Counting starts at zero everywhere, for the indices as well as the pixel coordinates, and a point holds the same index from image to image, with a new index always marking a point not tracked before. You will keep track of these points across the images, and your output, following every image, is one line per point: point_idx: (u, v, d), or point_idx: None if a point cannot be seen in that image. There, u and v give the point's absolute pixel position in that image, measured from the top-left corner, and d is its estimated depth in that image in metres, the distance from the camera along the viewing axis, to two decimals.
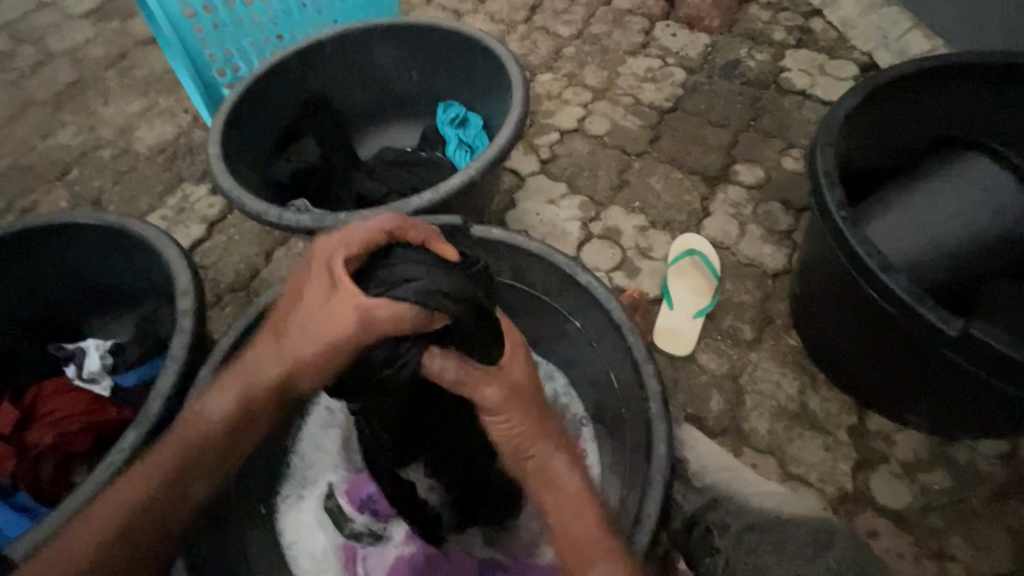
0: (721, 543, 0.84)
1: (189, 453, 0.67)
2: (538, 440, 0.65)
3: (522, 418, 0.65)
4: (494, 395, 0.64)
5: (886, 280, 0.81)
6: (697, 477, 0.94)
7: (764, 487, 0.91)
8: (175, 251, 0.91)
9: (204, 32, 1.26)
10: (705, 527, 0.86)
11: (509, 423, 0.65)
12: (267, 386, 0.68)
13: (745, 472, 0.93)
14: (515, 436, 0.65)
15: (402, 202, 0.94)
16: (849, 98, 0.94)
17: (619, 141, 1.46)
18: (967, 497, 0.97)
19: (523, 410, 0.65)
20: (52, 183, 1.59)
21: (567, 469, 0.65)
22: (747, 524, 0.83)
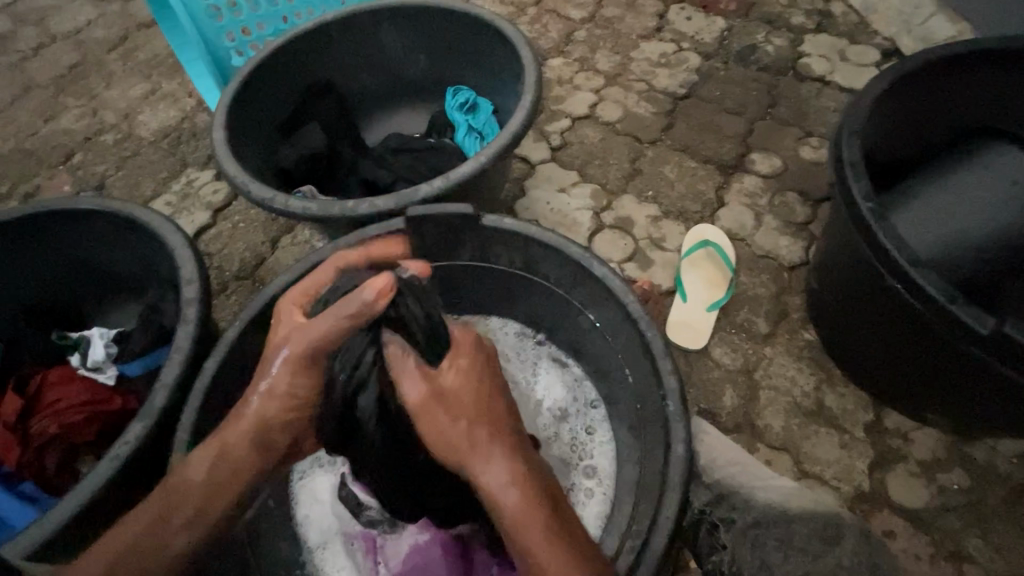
0: (726, 538, 0.86)
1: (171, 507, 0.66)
2: (469, 452, 0.62)
3: (447, 421, 0.63)
4: (418, 394, 0.64)
5: (916, 277, 0.78)
6: (706, 473, 0.94)
7: (772, 481, 0.91)
8: (180, 239, 0.89)
9: (222, 19, 1.25)
10: (712, 523, 0.88)
11: (434, 429, 0.63)
12: (247, 432, 0.67)
13: (757, 467, 0.93)
14: (443, 443, 0.63)
15: (411, 190, 0.92)
16: (876, 85, 0.90)
17: (632, 129, 1.42)
18: (986, 497, 0.95)
19: (448, 413, 0.63)
20: (55, 167, 1.57)
21: (500, 477, 0.61)
22: (754, 520, 0.86)
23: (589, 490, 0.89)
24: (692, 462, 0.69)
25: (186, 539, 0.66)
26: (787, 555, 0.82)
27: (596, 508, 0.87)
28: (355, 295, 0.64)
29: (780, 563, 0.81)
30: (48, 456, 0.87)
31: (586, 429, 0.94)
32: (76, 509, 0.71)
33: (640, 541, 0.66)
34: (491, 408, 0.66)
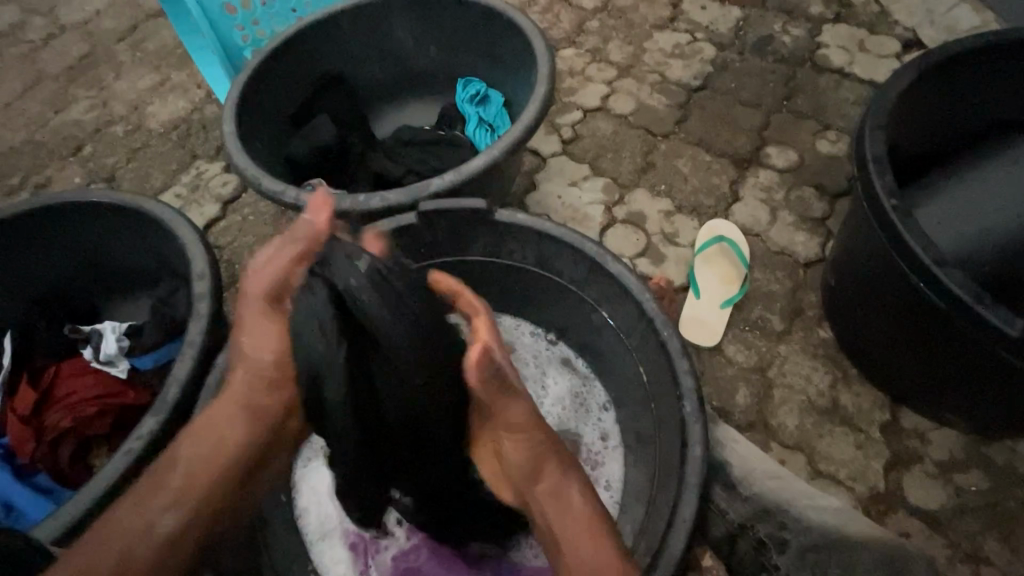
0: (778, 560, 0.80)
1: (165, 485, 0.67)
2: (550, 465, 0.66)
3: (541, 437, 0.66)
4: (522, 408, 0.65)
5: (941, 276, 0.77)
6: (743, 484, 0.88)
7: (818, 501, 0.86)
8: (192, 232, 0.89)
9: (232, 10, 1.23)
10: (757, 539, 0.83)
11: (521, 440, 0.66)
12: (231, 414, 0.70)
13: (796, 482, 0.88)
14: (524, 452, 0.66)
15: (422, 184, 0.90)
16: (901, 78, 0.88)
17: (644, 121, 1.40)
18: (1005, 499, 0.93)
19: (544, 432, 0.66)
20: (66, 159, 1.57)
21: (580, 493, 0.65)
22: (811, 543, 0.81)
23: (598, 495, 0.87)
24: (709, 463, 0.69)
25: (174, 517, 0.66)
26: None
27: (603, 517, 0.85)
28: (299, 216, 0.65)
29: None
30: (61, 448, 0.87)
31: (597, 433, 0.92)
32: (91, 502, 0.71)
33: (655, 543, 0.65)
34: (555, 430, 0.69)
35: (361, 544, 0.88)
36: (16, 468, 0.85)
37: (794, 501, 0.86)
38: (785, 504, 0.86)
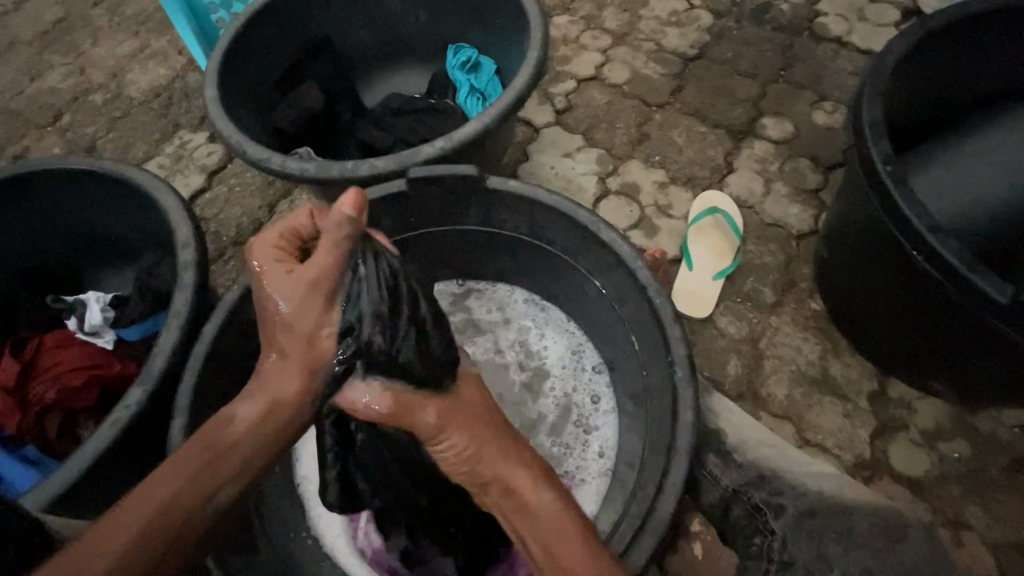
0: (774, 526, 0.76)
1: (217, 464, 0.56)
2: (494, 462, 0.60)
3: (463, 435, 0.61)
4: (433, 413, 0.61)
5: (935, 243, 0.76)
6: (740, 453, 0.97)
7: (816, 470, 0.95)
8: (175, 201, 0.86)
9: None
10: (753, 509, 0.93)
11: (451, 444, 0.61)
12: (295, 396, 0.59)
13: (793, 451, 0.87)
14: (461, 459, 0.61)
15: (412, 151, 0.88)
16: (901, 42, 0.86)
17: (639, 91, 1.37)
18: (987, 467, 0.95)
19: (466, 427, 0.61)
20: (44, 128, 1.52)
21: (536, 486, 0.59)
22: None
23: (592, 459, 0.88)
24: (700, 429, 0.69)
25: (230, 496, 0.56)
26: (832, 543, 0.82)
27: (596, 481, 0.86)
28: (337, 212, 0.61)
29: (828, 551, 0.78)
30: (48, 419, 0.85)
31: (591, 396, 0.93)
32: (81, 470, 0.71)
33: (645, 506, 0.66)
34: (491, 416, 0.64)
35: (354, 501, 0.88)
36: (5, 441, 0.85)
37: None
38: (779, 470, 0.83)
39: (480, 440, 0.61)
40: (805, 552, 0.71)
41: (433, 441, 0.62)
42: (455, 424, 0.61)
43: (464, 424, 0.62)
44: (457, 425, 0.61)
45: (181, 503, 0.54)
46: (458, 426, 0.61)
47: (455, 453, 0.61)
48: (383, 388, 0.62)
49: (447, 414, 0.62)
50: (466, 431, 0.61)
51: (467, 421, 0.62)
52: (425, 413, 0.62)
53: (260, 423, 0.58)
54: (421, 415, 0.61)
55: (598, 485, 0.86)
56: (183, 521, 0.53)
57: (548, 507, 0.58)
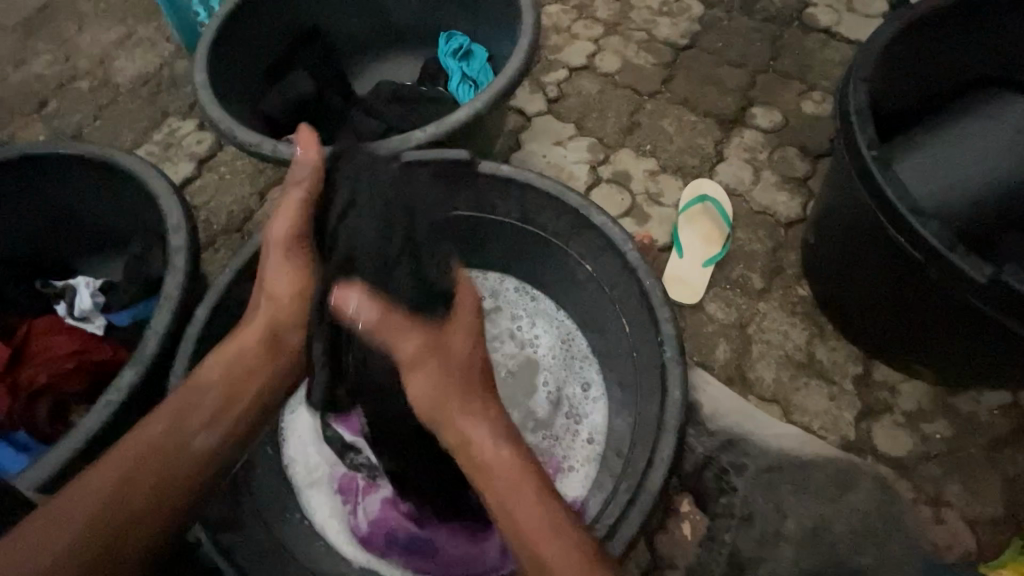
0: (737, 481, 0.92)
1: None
2: (455, 408, 0.64)
3: (435, 373, 0.64)
4: (412, 345, 0.63)
5: (917, 226, 0.78)
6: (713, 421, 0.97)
7: (782, 430, 0.96)
8: (165, 185, 0.86)
9: None
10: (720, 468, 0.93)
11: (418, 378, 0.64)
12: None
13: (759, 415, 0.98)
14: (426, 399, 0.64)
15: (405, 136, 0.89)
16: (887, 29, 0.87)
17: (631, 80, 1.38)
18: (967, 446, 0.98)
19: (440, 369, 0.64)
20: (29, 116, 1.50)
21: (494, 445, 0.63)
22: (767, 464, 0.93)
23: (582, 446, 0.89)
24: (688, 406, 0.71)
25: None
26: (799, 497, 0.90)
27: (584, 468, 0.88)
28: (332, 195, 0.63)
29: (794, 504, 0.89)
30: (38, 406, 0.85)
31: (580, 385, 0.94)
32: (71, 454, 0.71)
33: (634, 483, 0.68)
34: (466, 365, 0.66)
35: (349, 485, 0.89)
36: None
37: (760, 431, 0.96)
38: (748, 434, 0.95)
39: (448, 388, 0.64)
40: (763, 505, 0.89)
41: (409, 377, 0.64)
42: (427, 366, 0.64)
43: (438, 371, 0.64)
44: (431, 370, 0.64)
45: None
46: (433, 372, 0.64)
47: (425, 393, 0.64)
48: (376, 307, 0.63)
49: (424, 355, 0.64)
50: (440, 379, 0.64)
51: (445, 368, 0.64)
52: (403, 345, 0.64)
53: None
54: (401, 348, 0.64)
55: (586, 472, 0.87)
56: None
57: (504, 464, 0.62)
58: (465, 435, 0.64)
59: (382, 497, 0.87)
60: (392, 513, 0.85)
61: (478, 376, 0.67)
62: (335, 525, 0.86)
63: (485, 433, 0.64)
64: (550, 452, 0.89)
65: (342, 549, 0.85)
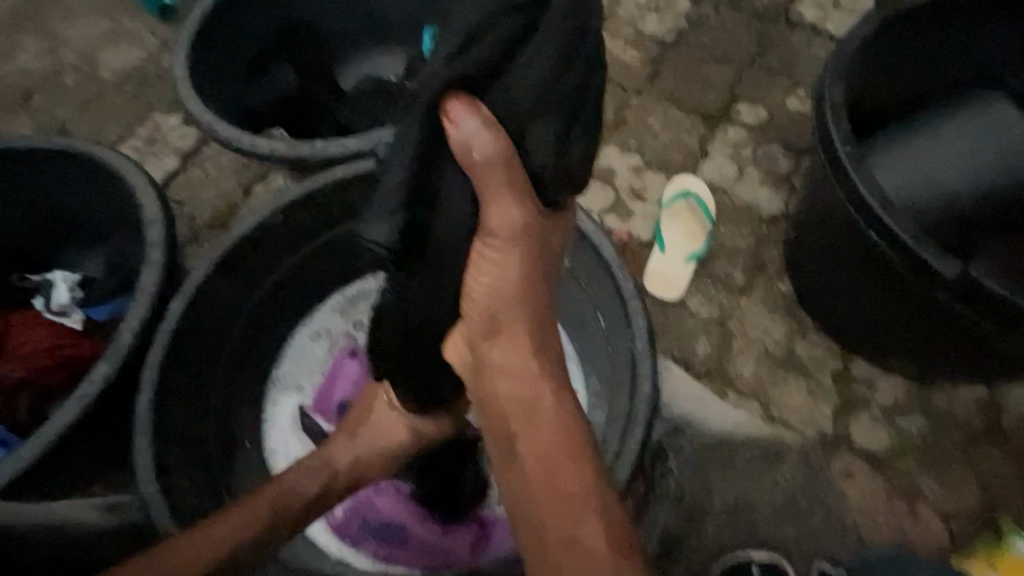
0: (675, 463, 0.97)
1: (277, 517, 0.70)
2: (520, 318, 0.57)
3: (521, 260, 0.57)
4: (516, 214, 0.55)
5: (887, 221, 0.79)
6: (667, 407, 1.02)
7: (723, 412, 1.01)
8: (143, 180, 0.86)
9: None
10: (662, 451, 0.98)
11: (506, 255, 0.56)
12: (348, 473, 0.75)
13: (709, 399, 1.02)
14: (501, 288, 0.57)
15: (383, 131, 0.89)
16: (865, 26, 0.87)
17: (616, 76, 1.38)
18: (943, 440, 0.99)
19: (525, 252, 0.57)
20: (12, 110, 1.49)
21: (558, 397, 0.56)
22: (703, 446, 0.99)
23: None
24: (657, 401, 0.73)
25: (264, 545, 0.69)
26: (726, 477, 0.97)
27: None
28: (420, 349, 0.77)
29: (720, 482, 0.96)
30: (18, 399, 0.84)
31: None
32: (43, 448, 0.71)
33: None
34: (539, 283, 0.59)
35: None
36: None
37: (702, 415, 1.01)
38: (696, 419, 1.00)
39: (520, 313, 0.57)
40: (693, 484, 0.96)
41: (482, 267, 0.57)
42: (513, 238, 0.56)
43: (518, 275, 0.57)
44: (519, 251, 0.56)
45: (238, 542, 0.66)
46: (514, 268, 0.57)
47: (493, 288, 0.57)
48: (494, 135, 0.52)
49: (519, 234, 0.56)
50: (517, 277, 0.57)
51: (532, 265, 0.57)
52: (499, 195, 0.54)
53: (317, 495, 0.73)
54: (499, 205, 0.55)
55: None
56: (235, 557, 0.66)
57: (551, 412, 0.55)
58: (514, 364, 0.57)
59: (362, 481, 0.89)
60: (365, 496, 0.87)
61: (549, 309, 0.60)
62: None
63: (540, 366, 0.57)
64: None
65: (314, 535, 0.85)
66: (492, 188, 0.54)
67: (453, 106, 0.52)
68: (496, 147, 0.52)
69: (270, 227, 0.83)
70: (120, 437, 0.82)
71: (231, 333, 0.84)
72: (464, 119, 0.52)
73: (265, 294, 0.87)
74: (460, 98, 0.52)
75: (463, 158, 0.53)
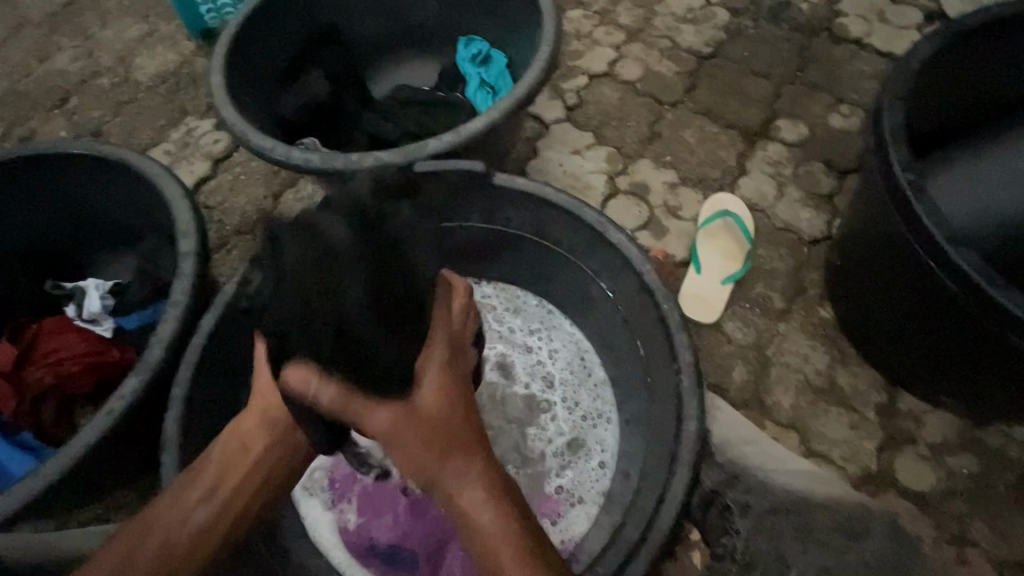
0: (739, 523, 0.86)
1: (176, 548, 0.62)
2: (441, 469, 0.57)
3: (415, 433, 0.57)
4: (389, 407, 0.57)
5: (952, 253, 0.75)
6: (720, 452, 0.94)
7: (789, 464, 0.93)
8: (177, 190, 0.85)
9: None
10: (724, 504, 0.88)
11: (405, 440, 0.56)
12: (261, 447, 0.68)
13: (772, 448, 0.94)
14: (415, 454, 0.57)
15: (419, 144, 0.87)
16: (925, 46, 0.84)
17: (652, 89, 1.35)
18: (995, 483, 0.93)
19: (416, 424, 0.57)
20: (50, 111, 1.51)
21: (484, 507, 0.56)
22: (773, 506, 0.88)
23: (591, 473, 0.85)
24: (703, 439, 0.69)
25: (205, 512, 0.64)
26: (803, 546, 0.84)
27: (591, 501, 0.84)
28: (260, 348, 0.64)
29: (797, 555, 0.83)
30: (45, 407, 0.85)
31: (528, 347, 0.95)
32: (68, 465, 0.70)
33: (646, 519, 0.67)
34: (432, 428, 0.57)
35: (343, 487, 0.85)
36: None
37: (762, 464, 0.93)
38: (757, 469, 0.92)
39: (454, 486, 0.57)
40: (765, 552, 0.84)
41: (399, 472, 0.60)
42: (400, 441, 0.57)
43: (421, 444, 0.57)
44: (414, 404, 0.58)
45: (161, 533, 0.62)
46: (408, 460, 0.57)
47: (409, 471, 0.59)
48: (337, 389, 0.55)
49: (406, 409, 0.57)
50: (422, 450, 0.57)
51: (426, 458, 0.57)
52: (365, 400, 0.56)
53: (220, 479, 0.66)
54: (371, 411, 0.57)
55: (591, 508, 0.83)
56: (164, 544, 0.61)
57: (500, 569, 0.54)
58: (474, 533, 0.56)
59: (367, 505, 0.84)
60: (374, 518, 0.83)
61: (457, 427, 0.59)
62: (326, 528, 0.83)
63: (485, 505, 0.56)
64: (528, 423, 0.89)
65: (328, 554, 0.82)
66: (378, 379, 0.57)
67: (298, 379, 0.55)
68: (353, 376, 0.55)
69: None
70: (148, 452, 0.81)
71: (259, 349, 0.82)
72: (325, 387, 0.55)
73: None
74: (294, 373, 0.55)
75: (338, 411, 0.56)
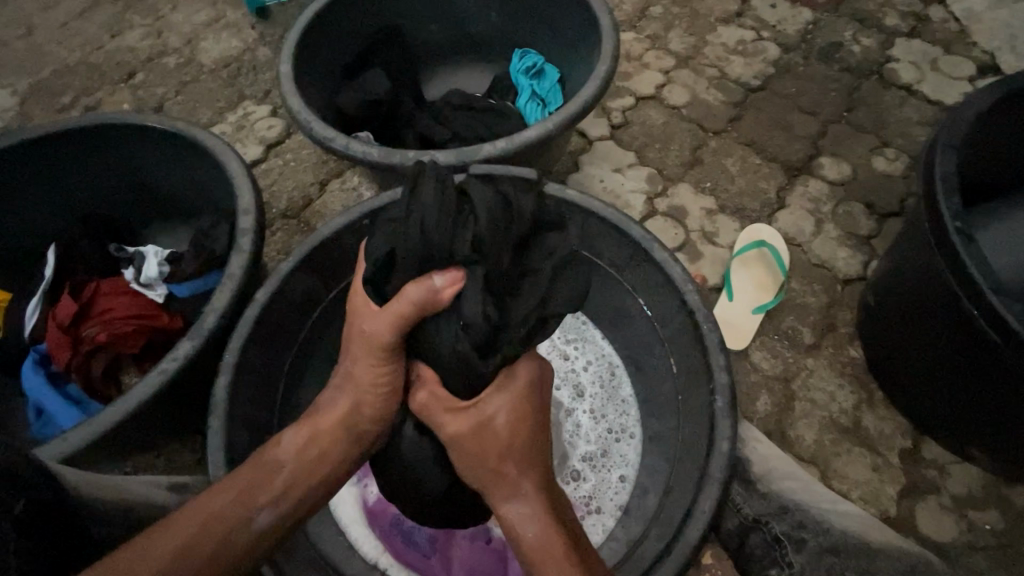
0: (795, 557, 0.80)
1: (193, 555, 0.54)
2: (500, 480, 0.64)
3: (479, 447, 0.64)
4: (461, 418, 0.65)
5: (997, 303, 0.74)
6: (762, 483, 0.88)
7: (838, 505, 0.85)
8: (240, 168, 0.88)
9: None
10: (773, 535, 0.83)
11: (475, 453, 0.64)
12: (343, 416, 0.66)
13: (814, 485, 0.89)
14: (473, 456, 0.65)
15: (473, 148, 0.91)
16: (984, 97, 0.84)
17: (697, 116, 1.37)
18: (1018, 542, 0.92)
19: (481, 443, 0.64)
20: (116, 84, 1.58)
21: (526, 520, 0.61)
22: (830, 544, 0.80)
23: (612, 485, 0.86)
24: (735, 461, 0.70)
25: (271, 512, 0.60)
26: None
27: (610, 515, 0.84)
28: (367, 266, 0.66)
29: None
30: (94, 361, 0.89)
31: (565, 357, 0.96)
32: (119, 418, 0.73)
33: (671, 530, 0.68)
34: (501, 436, 0.64)
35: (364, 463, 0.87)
36: (49, 374, 0.89)
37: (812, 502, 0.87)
38: (805, 504, 0.86)
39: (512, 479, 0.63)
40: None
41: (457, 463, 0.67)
42: (468, 447, 0.65)
43: (493, 447, 0.64)
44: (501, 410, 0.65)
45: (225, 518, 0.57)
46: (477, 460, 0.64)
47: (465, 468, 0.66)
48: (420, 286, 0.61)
49: (472, 423, 0.65)
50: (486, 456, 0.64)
51: (489, 460, 0.64)
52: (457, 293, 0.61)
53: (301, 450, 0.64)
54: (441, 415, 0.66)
55: (608, 520, 0.83)
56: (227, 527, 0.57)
57: None
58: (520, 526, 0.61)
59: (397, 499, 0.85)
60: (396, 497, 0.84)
61: (522, 439, 0.65)
62: (347, 504, 0.85)
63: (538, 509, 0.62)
64: (557, 429, 0.90)
65: (346, 529, 0.84)
66: (452, 335, 0.63)
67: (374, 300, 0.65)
68: (444, 368, 0.65)
69: (356, 229, 0.85)
70: (186, 416, 0.84)
71: (302, 327, 0.85)
72: (443, 272, 0.61)
73: (339, 294, 0.89)
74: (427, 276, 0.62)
75: (425, 303, 0.60)
